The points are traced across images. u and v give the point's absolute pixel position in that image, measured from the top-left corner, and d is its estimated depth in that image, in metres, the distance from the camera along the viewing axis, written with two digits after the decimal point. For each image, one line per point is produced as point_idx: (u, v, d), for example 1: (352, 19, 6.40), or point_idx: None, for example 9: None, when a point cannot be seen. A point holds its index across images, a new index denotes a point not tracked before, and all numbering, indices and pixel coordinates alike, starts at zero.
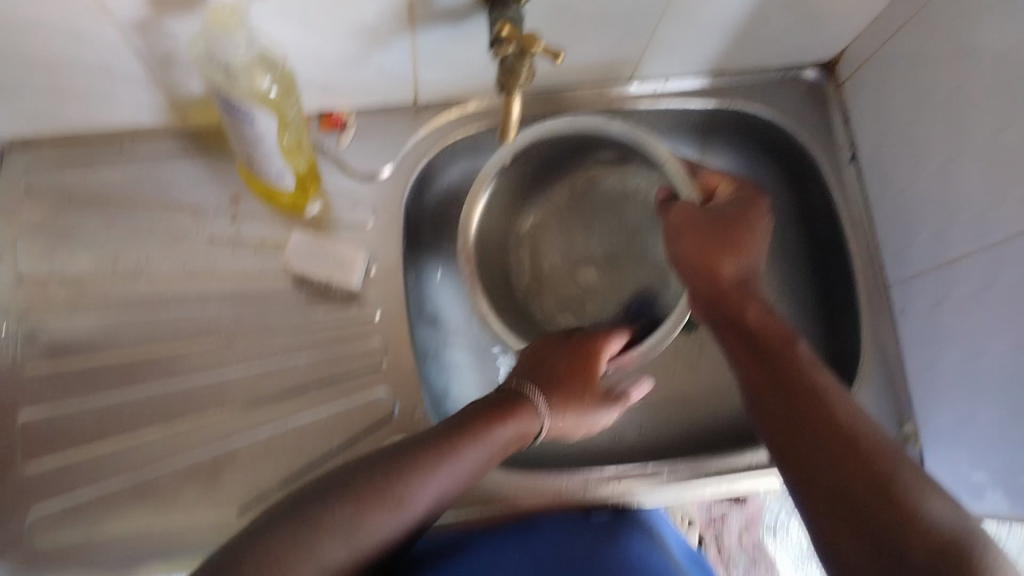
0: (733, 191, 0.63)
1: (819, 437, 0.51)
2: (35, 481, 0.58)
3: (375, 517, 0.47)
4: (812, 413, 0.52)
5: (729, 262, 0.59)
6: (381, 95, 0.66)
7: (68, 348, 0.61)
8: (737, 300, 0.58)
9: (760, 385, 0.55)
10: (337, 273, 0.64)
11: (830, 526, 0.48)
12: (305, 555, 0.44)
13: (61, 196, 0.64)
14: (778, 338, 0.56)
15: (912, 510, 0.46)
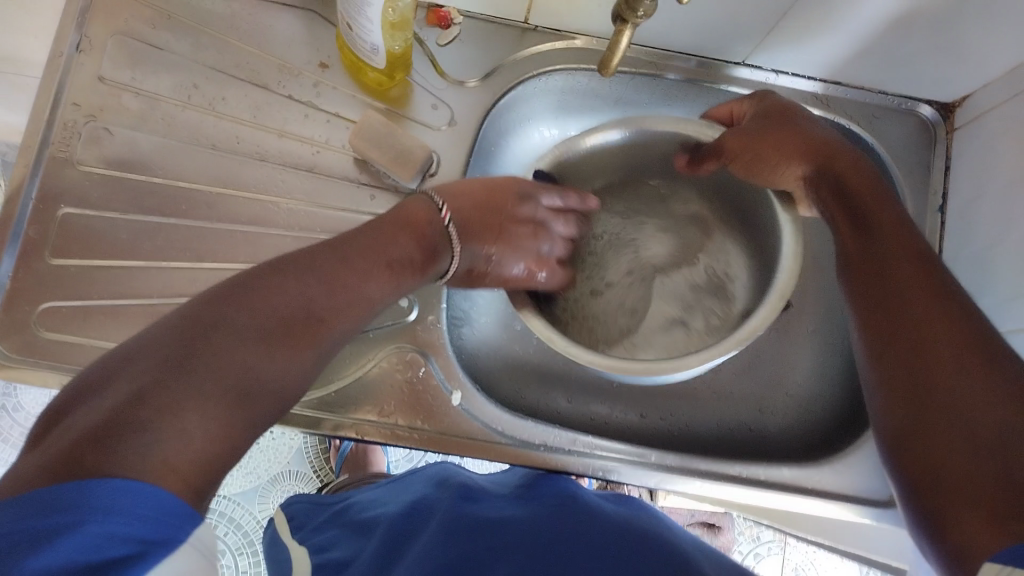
0: (756, 106, 0.61)
1: (934, 346, 0.45)
2: (56, 274, 0.59)
3: (284, 354, 0.43)
4: (927, 341, 0.46)
5: (845, 163, 0.56)
6: (494, 3, 0.65)
7: (126, 159, 0.62)
8: (891, 246, 0.52)
9: (870, 296, 0.51)
10: (396, 165, 0.62)
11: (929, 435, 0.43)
12: (213, 392, 0.38)
13: (161, 12, 0.64)
14: (888, 224, 0.53)
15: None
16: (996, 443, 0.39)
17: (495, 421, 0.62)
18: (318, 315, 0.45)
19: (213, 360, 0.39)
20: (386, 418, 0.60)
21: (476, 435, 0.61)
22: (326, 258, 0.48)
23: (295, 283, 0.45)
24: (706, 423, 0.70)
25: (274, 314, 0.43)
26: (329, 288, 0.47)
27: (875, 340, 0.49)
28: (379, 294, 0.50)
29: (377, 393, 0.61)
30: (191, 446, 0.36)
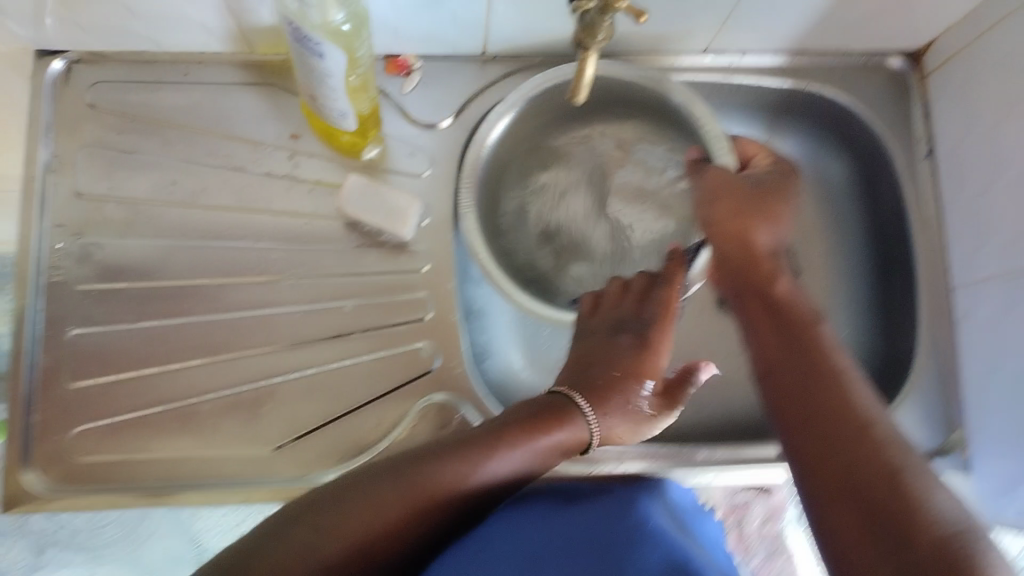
0: (767, 163, 0.60)
1: (849, 445, 0.44)
2: (78, 397, 0.59)
3: (393, 507, 0.44)
4: (840, 432, 0.45)
5: (764, 230, 0.56)
6: (451, 42, 0.64)
7: (120, 269, 0.62)
8: (767, 272, 0.55)
9: (780, 387, 0.49)
10: (388, 222, 0.62)
11: (839, 520, 0.42)
12: (347, 533, 0.43)
13: (125, 116, 0.64)
14: (802, 320, 0.51)
15: (916, 497, 0.40)
16: (903, 545, 0.39)
17: None
18: (431, 491, 0.45)
19: (339, 511, 0.43)
20: None
21: None
22: (459, 442, 0.48)
23: (413, 466, 0.46)
24: (741, 408, 0.71)
25: (384, 488, 0.45)
26: (443, 460, 0.46)
27: (789, 422, 0.47)
28: (517, 461, 0.48)
29: None
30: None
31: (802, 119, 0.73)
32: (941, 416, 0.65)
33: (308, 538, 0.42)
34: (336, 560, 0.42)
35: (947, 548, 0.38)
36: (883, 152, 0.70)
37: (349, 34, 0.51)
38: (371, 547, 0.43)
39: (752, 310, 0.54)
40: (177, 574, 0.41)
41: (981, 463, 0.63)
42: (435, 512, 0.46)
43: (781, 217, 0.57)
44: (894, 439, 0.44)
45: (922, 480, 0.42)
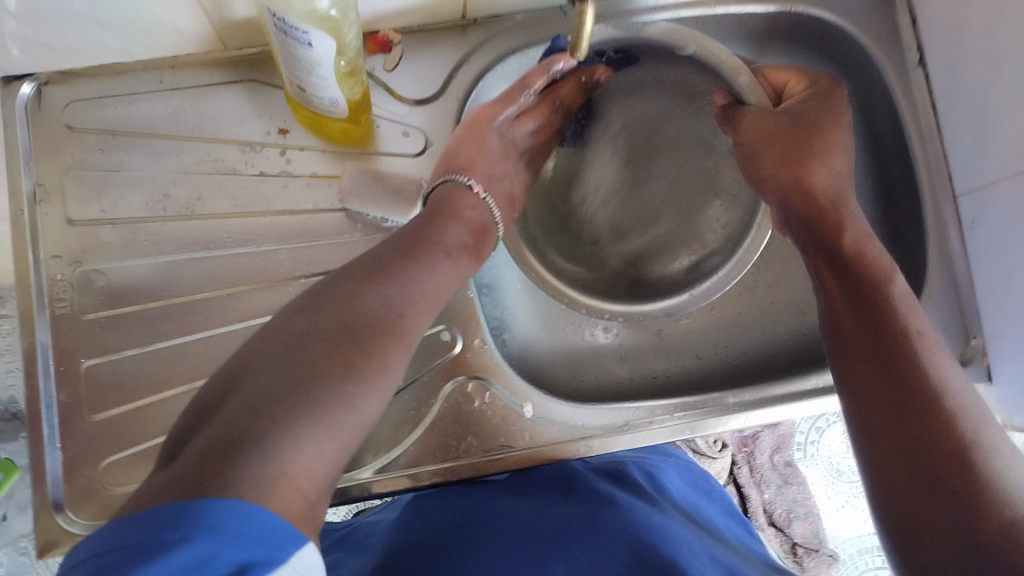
0: (803, 87, 0.62)
1: (913, 420, 0.48)
2: (106, 427, 0.58)
3: (391, 351, 0.47)
4: (915, 410, 0.48)
5: (820, 169, 0.59)
6: (429, 11, 0.62)
7: (125, 291, 0.60)
8: (836, 223, 0.57)
9: (858, 366, 0.52)
10: (393, 207, 0.61)
11: (895, 486, 0.48)
12: (345, 407, 0.43)
13: (104, 133, 0.61)
14: (887, 304, 0.53)
15: (985, 482, 0.45)
16: (966, 528, 0.43)
17: (573, 418, 0.62)
18: (397, 312, 0.49)
19: (359, 346, 0.45)
20: (465, 454, 0.60)
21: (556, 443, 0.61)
22: (411, 250, 0.54)
23: (376, 286, 0.49)
24: (761, 348, 0.71)
25: (346, 325, 0.46)
26: (388, 284, 0.50)
27: (863, 398, 0.51)
28: (447, 291, 0.55)
29: (443, 433, 0.60)
30: (323, 457, 0.41)
31: (789, 44, 0.72)
32: (958, 326, 0.66)
33: (336, 393, 0.42)
34: (323, 445, 0.41)
35: (1012, 534, 0.42)
36: (873, 65, 0.69)
37: (337, 18, 0.50)
38: (379, 395, 0.46)
39: (820, 266, 0.57)
40: (204, 448, 0.38)
41: (1001, 367, 0.64)
42: (410, 334, 0.50)
43: (833, 145, 0.59)
44: (960, 412, 0.48)
45: (989, 456, 0.46)
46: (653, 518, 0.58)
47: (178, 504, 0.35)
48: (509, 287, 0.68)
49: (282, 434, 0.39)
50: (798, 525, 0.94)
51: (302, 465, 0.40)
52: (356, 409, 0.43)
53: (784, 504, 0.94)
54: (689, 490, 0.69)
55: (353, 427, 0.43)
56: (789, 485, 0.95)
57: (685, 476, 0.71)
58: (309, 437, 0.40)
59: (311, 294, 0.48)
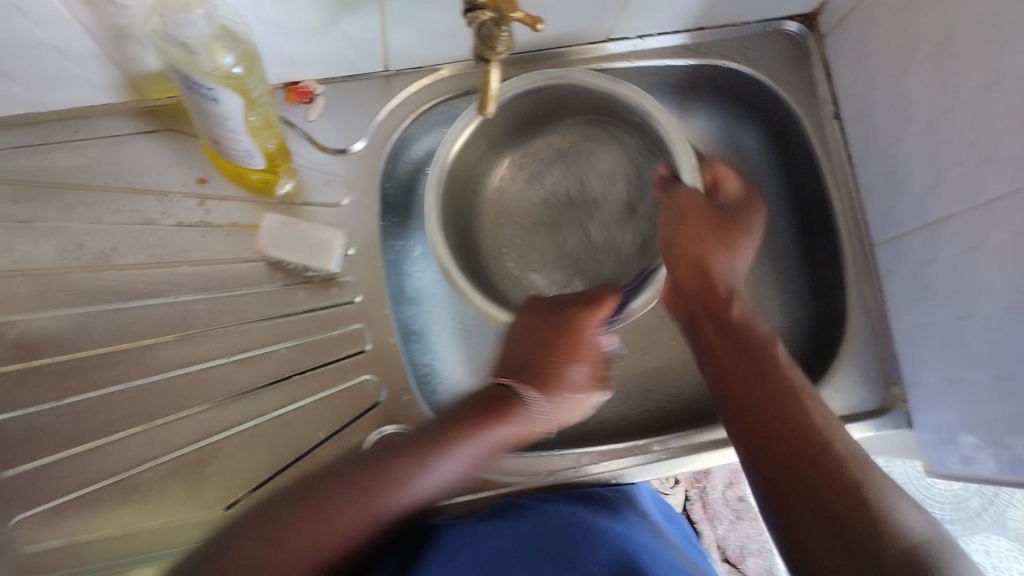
0: (738, 193, 0.63)
1: (807, 459, 0.49)
2: (12, 484, 0.57)
3: (378, 499, 0.50)
4: (804, 451, 0.49)
5: (723, 260, 0.58)
6: (349, 63, 0.63)
7: (37, 344, 0.59)
8: (724, 302, 0.57)
9: (751, 424, 0.52)
10: (312, 257, 0.60)
11: (799, 534, 0.47)
12: (317, 531, 0.48)
13: (18, 184, 0.60)
14: (756, 341, 0.56)
15: (878, 522, 0.45)
16: (866, 559, 0.44)
17: (502, 469, 0.62)
18: (404, 478, 0.51)
19: (321, 521, 0.48)
20: None
21: (484, 489, 0.61)
22: (424, 436, 0.54)
23: (383, 466, 0.51)
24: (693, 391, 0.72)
25: (344, 472, 0.51)
26: (402, 460, 0.51)
27: (761, 454, 0.51)
28: (465, 461, 0.53)
29: None
30: (300, 574, 0.47)
31: (710, 93, 0.73)
32: (877, 374, 0.67)
33: (314, 524, 0.48)
34: (299, 566, 0.47)
35: (914, 557, 0.43)
36: (792, 117, 0.70)
37: (241, 76, 0.50)
38: (406, 496, 0.51)
39: (709, 338, 0.58)
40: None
41: (919, 414, 0.65)
42: (385, 504, 0.50)
43: (747, 249, 0.61)
44: (848, 456, 0.49)
45: (879, 489, 0.47)
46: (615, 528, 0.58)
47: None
48: (438, 332, 0.69)
49: (293, 542, 0.47)
50: (752, 561, 0.91)
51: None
52: (347, 517, 0.49)
53: (737, 542, 0.92)
54: (654, 507, 0.69)
55: (351, 518, 0.49)
56: (742, 521, 0.93)
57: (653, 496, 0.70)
58: (294, 555, 0.47)
59: (286, 492, 0.50)
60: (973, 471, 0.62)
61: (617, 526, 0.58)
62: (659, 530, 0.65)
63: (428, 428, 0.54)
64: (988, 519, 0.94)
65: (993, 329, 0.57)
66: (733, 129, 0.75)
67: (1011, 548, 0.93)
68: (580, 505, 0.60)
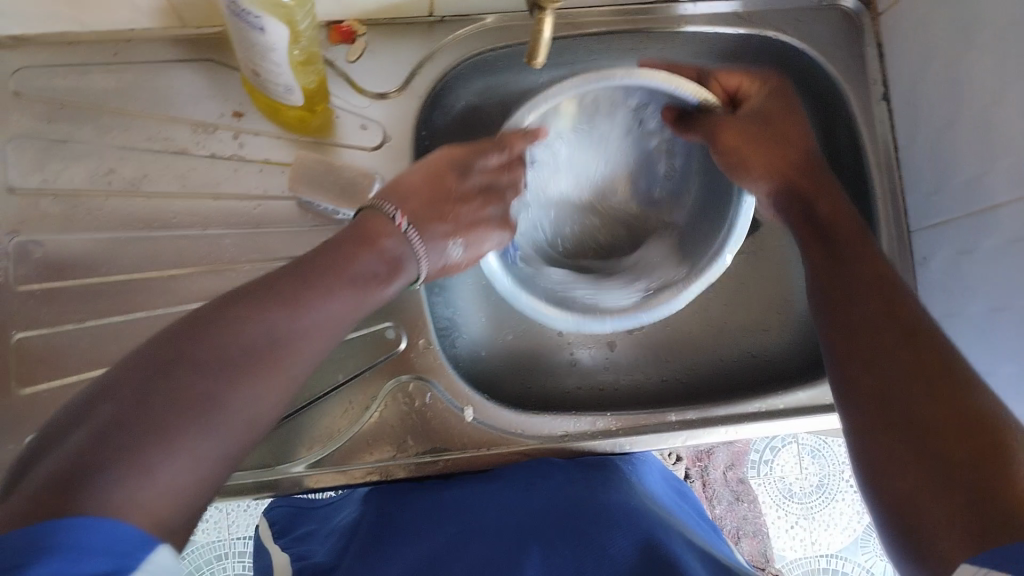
0: (758, 90, 0.61)
1: (895, 357, 0.46)
2: (30, 402, 0.57)
3: (241, 392, 0.40)
4: (903, 350, 0.46)
5: (765, 172, 0.59)
6: (396, 4, 0.62)
7: (62, 265, 0.58)
8: (813, 188, 0.58)
9: (849, 345, 0.50)
10: (343, 201, 0.59)
11: (886, 459, 0.44)
12: (145, 473, 0.34)
13: (53, 103, 0.60)
14: (849, 242, 0.55)
15: (1018, 440, 0.40)
16: (992, 483, 0.39)
17: (516, 427, 0.62)
18: (298, 306, 0.45)
19: (176, 383, 0.37)
20: (404, 453, 0.60)
21: (497, 445, 0.61)
22: (288, 280, 0.46)
23: (250, 317, 0.42)
24: (712, 366, 0.71)
25: (200, 358, 0.39)
26: (299, 310, 0.45)
27: (856, 393, 0.47)
28: (349, 304, 0.48)
29: (382, 432, 0.60)
30: (179, 486, 0.35)
31: None
32: None
33: (200, 381, 0.38)
34: (171, 475, 0.35)
35: (1005, 442, 0.40)
36: (838, 95, 0.69)
37: (290, 6, 0.48)
38: (246, 405, 0.40)
39: (802, 235, 0.57)
40: (48, 477, 0.32)
41: None
42: (292, 362, 0.43)
43: (757, 164, 0.59)
44: (975, 388, 0.43)
45: (970, 373, 0.44)
46: (626, 503, 0.58)
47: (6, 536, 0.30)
48: (464, 289, 0.68)
49: (163, 440, 0.35)
50: (746, 542, 0.91)
51: (153, 488, 0.34)
52: (214, 434, 0.38)
53: (734, 523, 0.92)
54: (667, 488, 0.68)
55: (214, 444, 0.37)
56: (740, 502, 0.92)
57: (664, 473, 0.70)
58: (164, 473, 0.34)
59: (169, 334, 0.40)
60: None
61: (629, 499, 0.59)
62: (664, 504, 0.63)
63: (298, 265, 0.48)
64: None
65: None
66: None
67: None
68: (588, 474, 0.61)
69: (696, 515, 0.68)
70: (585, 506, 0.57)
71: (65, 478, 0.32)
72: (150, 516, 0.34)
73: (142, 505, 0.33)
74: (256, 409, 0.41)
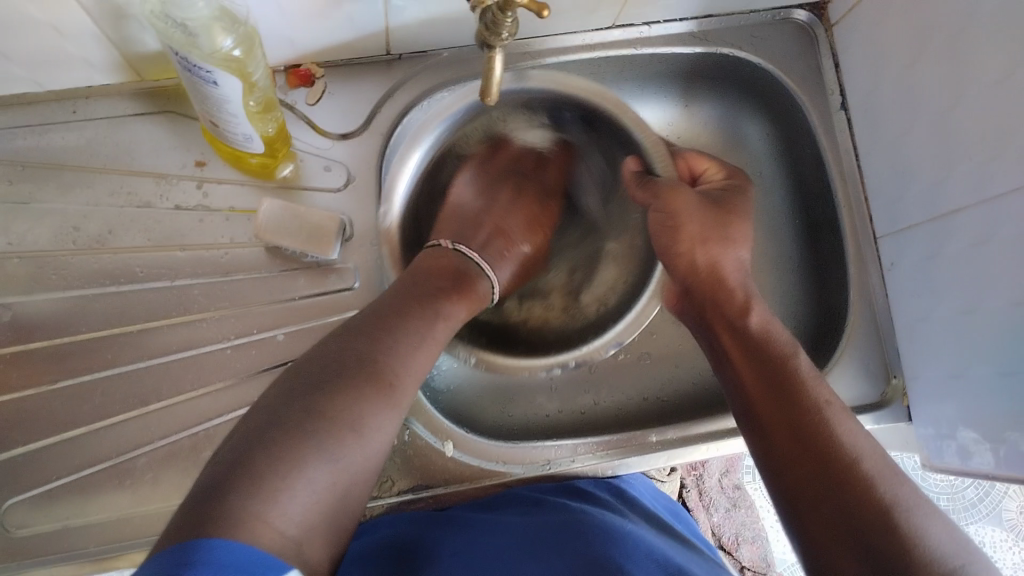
0: (721, 176, 0.63)
1: (830, 488, 0.45)
2: (8, 465, 0.56)
3: (372, 400, 0.45)
4: (825, 481, 0.45)
5: (729, 255, 0.59)
6: (352, 46, 0.62)
7: (32, 326, 0.58)
8: (738, 309, 0.56)
9: (779, 441, 0.49)
10: (311, 244, 0.60)
11: (829, 555, 0.43)
12: (256, 494, 0.38)
13: (15, 165, 0.59)
14: (782, 353, 0.53)
15: (912, 539, 0.42)
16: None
17: (497, 457, 0.62)
18: (375, 359, 0.47)
19: (295, 441, 0.41)
20: (387, 492, 0.60)
21: (480, 477, 0.61)
22: (381, 328, 0.50)
23: (379, 351, 0.48)
24: (689, 383, 0.71)
25: (329, 374, 0.45)
26: (380, 363, 0.47)
27: (794, 482, 0.47)
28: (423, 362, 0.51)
29: None
30: (309, 503, 0.40)
31: (714, 83, 0.73)
32: (879, 365, 0.66)
33: (314, 436, 0.41)
34: (295, 502, 0.39)
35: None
36: (798, 107, 0.70)
37: (240, 59, 0.49)
38: (369, 444, 0.44)
39: (731, 348, 0.55)
40: (196, 497, 0.37)
41: (920, 408, 0.64)
42: (404, 400, 0.48)
43: (742, 219, 0.60)
44: (878, 476, 0.45)
45: (908, 515, 0.43)
46: (623, 526, 0.57)
47: (174, 546, 0.34)
48: None
49: (256, 482, 0.38)
50: (746, 548, 0.91)
51: (287, 509, 0.39)
52: (344, 448, 0.43)
53: (732, 530, 0.91)
54: (659, 506, 0.68)
55: (331, 471, 0.41)
56: (737, 509, 0.92)
57: (658, 494, 0.69)
58: (296, 492, 0.39)
59: (290, 383, 0.45)
60: (971, 466, 0.60)
61: (623, 521, 0.58)
62: (661, 521, 0.64)
63: (406, 309, 0.52)
64: (984, 510, 0.91)
65: (996, 326, 0.56)
66: (738, 120, 0.75)
67: (1006, 538, 0.91)
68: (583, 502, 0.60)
69: (688, 534, 0.68)
70: (580, 528, 0.55)
71: (207, 495, 0.37)
72: (275, 530, 0.38)
73: (268, 519, 0.37)
74: (353, 463, 0.43)
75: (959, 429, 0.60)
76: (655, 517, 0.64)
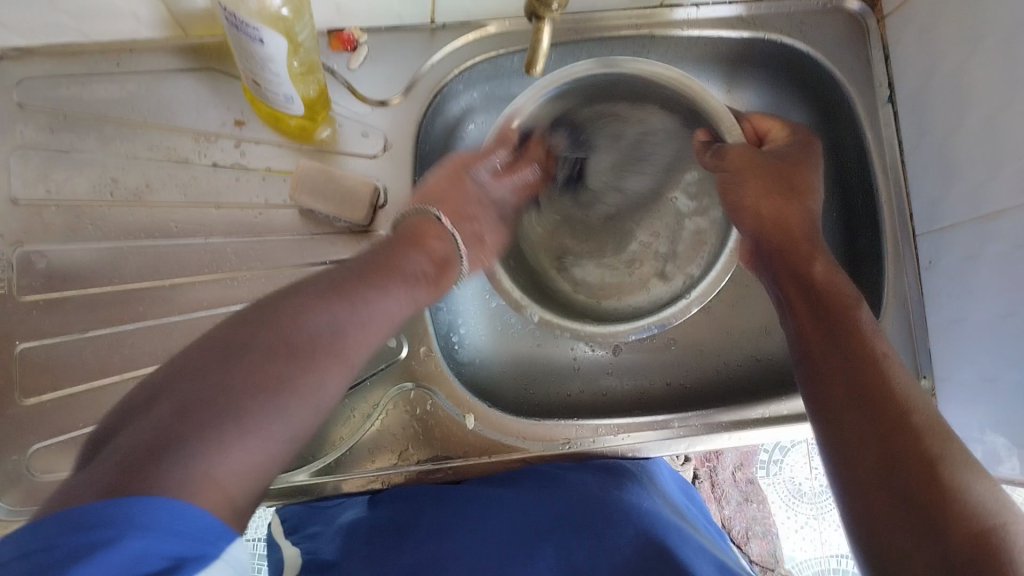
0: (786, 134, 0.62)
1: (876, 439, 0.45)
2: (37, 411, 0.57)
3: (318, 370, 0.40)
4: (877, 430, 0.45)
5: (798, 207, 0.58)
6: (397, 13, 0.61)
7: (66, 275, 0.59)
8: (805, 253, 0.56)
9: (833, 389, 0.49)
10: (344, 208, 0.60)
11: (875, 515, 0.43)
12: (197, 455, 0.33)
13: (57, 114, 0.60)
14: (842, 304, 0.53)
15: (956, 488, 0.41)
16: (936, 538, 0.40)
17: (518, 432, 0.61)
18: (328, 322, 0.42)
19: (233, 393, 0.36)
20: (406, 461, 0.60)
21: (499, 451, 0.61)
22: (332, 287, 0.44)
23: (325, 311, 0.42)
24: (715, 373, 0.71)
25: (267, 343, 0.39)
26: (325, 319, 0.42)
27: (842, 433, 0.47)
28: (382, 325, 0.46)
29: (388, 437, 0.60)
30: (250, 465, 0.35)
31: (760, 69, 0.72)
32: (911, 364, 0.64)
33: (255, 399, 0.36)
34: (237, 460, 0.35)
35: (984, 542, 0.39)
36: (843, 97, 0.69)
37: (288, 18, 0.49)
38: (306, 402, 0.39)
39: (791, 296, 0.55)
40: (131, 450, 0.33)
41: (951, 409, 0.63)
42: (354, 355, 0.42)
43: (807, 171, 0.59)
44: (930, 426, 0.45)
45: (956, 465, 0.43)
46: (640, 505, 0.57)
47: (93, 505, 0.31)
48: (464, 291, 0.69)
49: (208, 442, 0.34)
50: (756, 543, 0.91)
51: (228, 465, 0.34)
52: (291, 415, 0.38)
53: (743, 523, 0.91)
54: (678, 489, 0.67)
55: (272, 437, 0.37)
56: (750, 503, 0.91)
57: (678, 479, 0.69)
58: (239, 450, 0.35)
59: (223, 334, 0.39)
60: (999, 474, 0.60)
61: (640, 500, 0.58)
62: (680, 507, 0.64)
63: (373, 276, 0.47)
64: None
65: None
66: (781, 109, 0.73)
67: None
68: (598, 475, 0.60)
69: (705, 519, 0.67)
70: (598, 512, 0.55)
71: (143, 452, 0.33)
72: (220, 490, 0.34)
73: (213, 481, 0.33)
74: (300, 426, 0.38)
75: (989, 432, 0.59)
76: (672, 498, 0.64)
